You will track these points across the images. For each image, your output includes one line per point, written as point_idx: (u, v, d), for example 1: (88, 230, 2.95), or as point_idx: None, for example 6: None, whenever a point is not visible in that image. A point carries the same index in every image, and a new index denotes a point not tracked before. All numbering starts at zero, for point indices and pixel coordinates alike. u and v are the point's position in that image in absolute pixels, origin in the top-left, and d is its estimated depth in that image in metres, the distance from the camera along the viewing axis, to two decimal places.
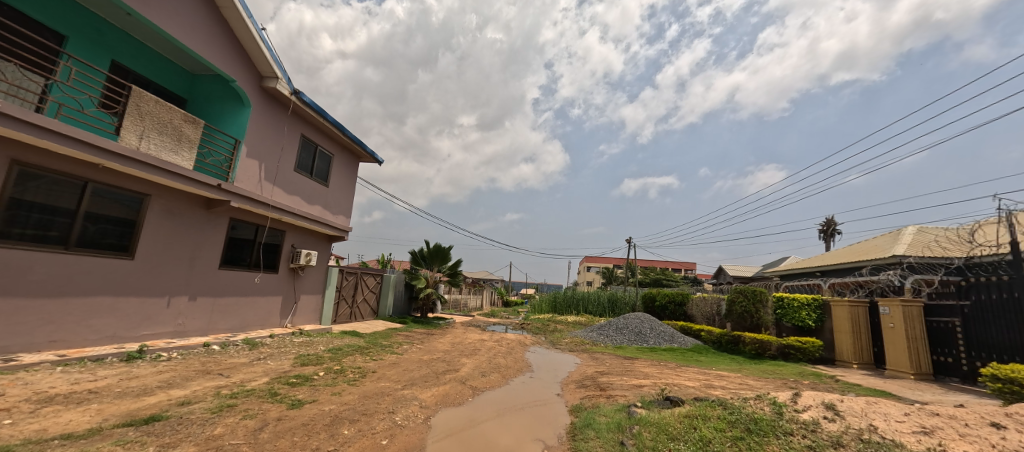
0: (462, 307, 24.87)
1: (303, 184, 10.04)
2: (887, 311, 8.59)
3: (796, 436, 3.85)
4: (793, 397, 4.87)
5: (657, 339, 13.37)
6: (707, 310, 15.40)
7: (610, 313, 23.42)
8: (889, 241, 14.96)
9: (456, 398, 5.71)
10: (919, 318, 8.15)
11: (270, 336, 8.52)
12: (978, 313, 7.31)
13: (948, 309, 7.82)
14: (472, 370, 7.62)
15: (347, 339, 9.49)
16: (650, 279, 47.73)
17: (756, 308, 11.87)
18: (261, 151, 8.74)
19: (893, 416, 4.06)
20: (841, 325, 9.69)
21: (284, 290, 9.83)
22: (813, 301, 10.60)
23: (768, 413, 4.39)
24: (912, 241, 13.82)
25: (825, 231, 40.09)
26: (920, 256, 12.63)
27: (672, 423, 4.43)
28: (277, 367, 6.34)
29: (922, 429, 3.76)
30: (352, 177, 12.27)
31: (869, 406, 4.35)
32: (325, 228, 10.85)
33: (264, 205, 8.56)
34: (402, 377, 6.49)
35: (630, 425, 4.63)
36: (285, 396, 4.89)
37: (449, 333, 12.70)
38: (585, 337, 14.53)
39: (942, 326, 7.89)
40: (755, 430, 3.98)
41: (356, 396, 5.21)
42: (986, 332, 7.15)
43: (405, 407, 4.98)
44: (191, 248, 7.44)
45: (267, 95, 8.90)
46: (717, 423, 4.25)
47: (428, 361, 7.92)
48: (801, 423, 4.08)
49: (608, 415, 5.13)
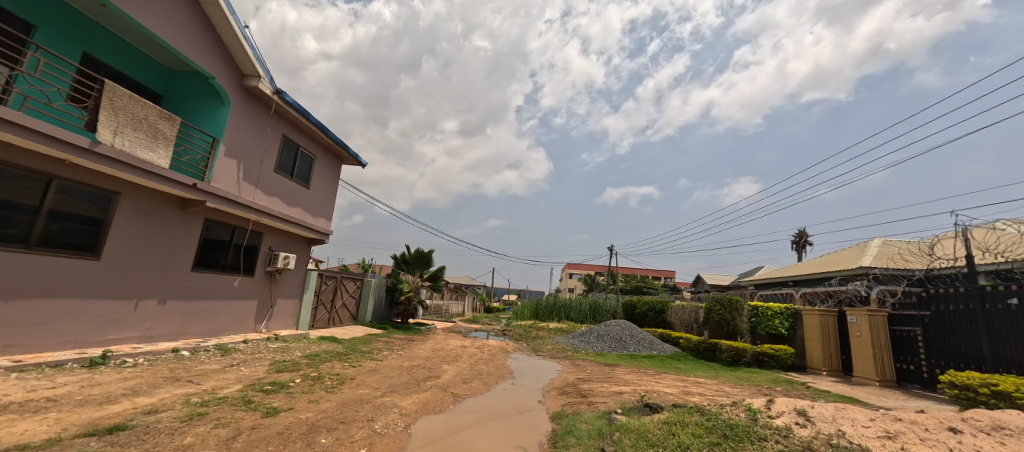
0: (443, 313, 24.63)
1: (283, 185, 9.81)
2: (854, 320, 8.92)
3: (769, 441, 3.97)
4: (767, 403, 5.00)
5: (637, 346, 13.53)
6: (686, 318, 15.74)
7: (592, 320, 23.71)
8: (856, 252, 15.68)
9: (437, 406, 5.64)
10: (884, 327, 8.50)
11: (244, 342, 8.25)
12: (938, 322, 7.68)
13: (910, 318, 8.19)
14: (454, 377, 7.54)
15: (325, 345, 9.31)
16: (631, 288, 48.51)
17: (732, 316, 12.23)
18: (240, 150, 8.49)
19: (859, 421, 4.22)
20: (811, 333, 10.03)
21: (260, 294, 9.54)
22: (786, 309, 10.97)
23: (743, 419, 4.51)
24: (877, 253, 14.52)
25: (796, 244, 41.59)
26: (885, 268, 13.25)
27: (651, 429, 4.49)
28: (251, 374, 6.13)
29: (886, 433, 3.93)
30: (334, 180, 12.05)
31: (838, 411, 4.52)
32: (305, 232, 10.60)
33: (240, 206, 8.28)
34: (382, 384, 6.37)
35: (611, 432, 4.66)
36: (259, 404, 4.74)
37: (431, 339, 12.58)
38: (566, 344, 14.64)
39: (904, 334, 8.25)
40: (730, 435, 4.09)
41: (334, 404, 5.08)
42: (946, 340, 7.51)
43: (384, 415, 4.90)
44: (163, 249, 7.16)
45: (248, 94, 8.69)
46: (695, 429, 4.34)
47: (408, 368, 7.79)
48: (774, 428, 4.21)
49: (589, 421, 5.17)
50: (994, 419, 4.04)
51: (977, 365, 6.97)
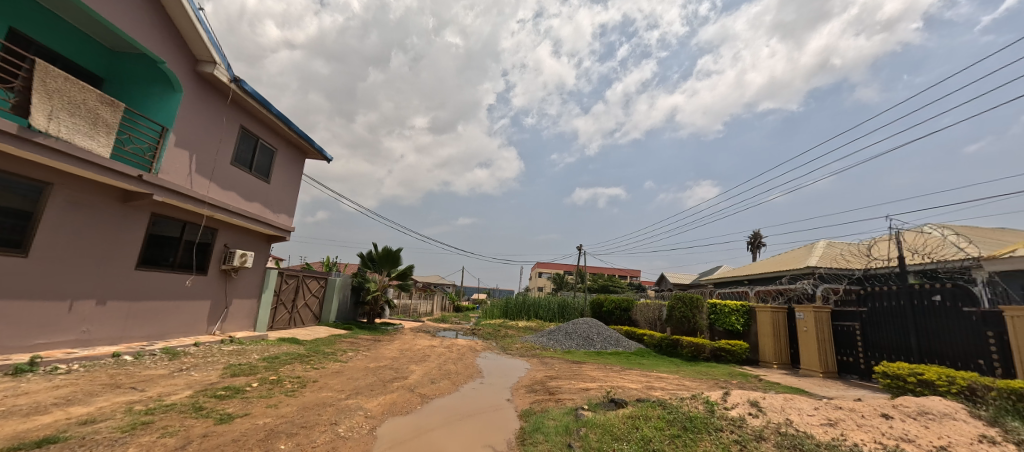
0: (411, 313, 24.19)
1: (241, 179, 9.28)
2: (801, 316, 9.50)
3: (725, 431, 4.15)
4: (723, 396, 5.23)
5: (604, 344, 13.82)
6: (650, 316, 16.24)
7: (560, 318, 23.99)
8: (804, 253, 16.74)
9: (404, 407, 5.51)
10: (827, 322, 9.10)
11: (194, 345, 7.75)
12: (873, 318, 8.31)
13: (850, 314, 8.81)
14: (421, 377, 7.41)
15: (284, 347, 8.90)
16: (598, 286, 49.57)
17: (693, 313, 12.73)
18: (193, 141, 7.96)
19: (805, 410, 4.49)
20: (763, 329, 10.59)
21: (213, 294, 9.00)
22: (742, 306, 11.52)
23: (702, 411, 4.69)
24: (823, 253, 15.55)
25: (751, 244, 43.86)
26: (829, 267, 14.21)
27: (616, 424, 4.58)
28: (203, 379, 5.77)
29: (828, 421, 4.20)
30: (297, 174, 11.54)
31: (787, 402, 4.79)
32: (265, 228, 10.08)
33: (192, 200, 7.76)
34: (346, 386, 6.15)
35: (578, 428, 4.72)
36: (212, 410, 4.46)
37: (397, 339, 12.32)
38: (535, 342, 14.74)
39: (845, 329, 8.86)
40: (690, 427, 4.24)
41: (294, 408, 4.86)
42: (881, 334, 8.12)
43: (349, 418, 4.74)
44: (102, 246, 6.60)
45: (203, 81, 8.16)
46: (657, 422, 4.47)
47: (374, 369, 7.57)
48: (729, 419, 4.40)
49: (557, 418, 5.21)
50: (920, 404, 4.42)
51: (905, 356, 7.59)
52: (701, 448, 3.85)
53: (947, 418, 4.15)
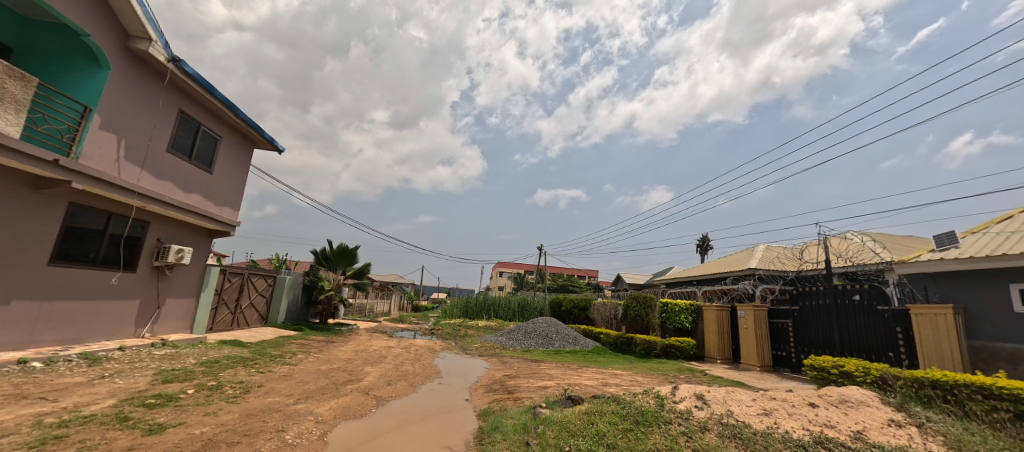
0: (367, 313, 23.40)
1: (178, 168, 8.54)
2: (743, 314, 10.13)
3: (673, 424, 4.33)
4: (672, 390, 5.46)
5: (562, 342, 14.05)
6: (607, 314, 16.73)
7: (519, 318, 24.12)
8: (747, 255, 17.91)
9: (358, 410, 5.30)
10: (765, 320, 9.77)
11: (119, 349, 7.04)
12: (803, 315, 9.01)
13: (784, 312, 9.51)
14: (377, 379, 7.17)
15: (225, 349, 8.31)
16: (557, 286, 50.43)
17: (646, 312, 13.26)
18: (122, 124, 7.22)
19: (744, 401, 4.79)
20: (709, 326, 11.18)
21: (143, 293, 8.22)
22: (690, 305, 12.10)
23: (652, 405, 4.87)
24: (763, 256, 16.71)
25: (700, 247, 46.31)
26: (768, 269, 15.29)
27: (573, 420, 4.66)
28: (129, 386, 5.25)
29: (764, 411, 4.49)
30: (244, 164, 10.80)
31: (728, 394, 5.08)
32: (206, 222, 9.34)
33: (119, 190, 7.04)
34: (295, 390, 5.82)
35: (535, 425, 4.75)
36: (139, 421, 4.05)
37: (352, 340, 11.86)
38: (494, 341, 14.73)
39: (780, 326, 9.56)
40: (641, 421, 4.39)
41: (236, 415, 4.53)
42: (809, 330, 8.83)
43: (297, 424, 4.48)
44: (5, 238, 5.83)
45: (135, 58, 7.44)
46: (611, 417, 4.59)
47: (326, 371, 7.23)
48: (677, 412, 4.60)
49: (516, 417, 5.22)
50: (841, 393, 4.83)
51: (829, 350, 8.30)
52: (652, 440, 4.00)
53: (863, 405, 4.58)
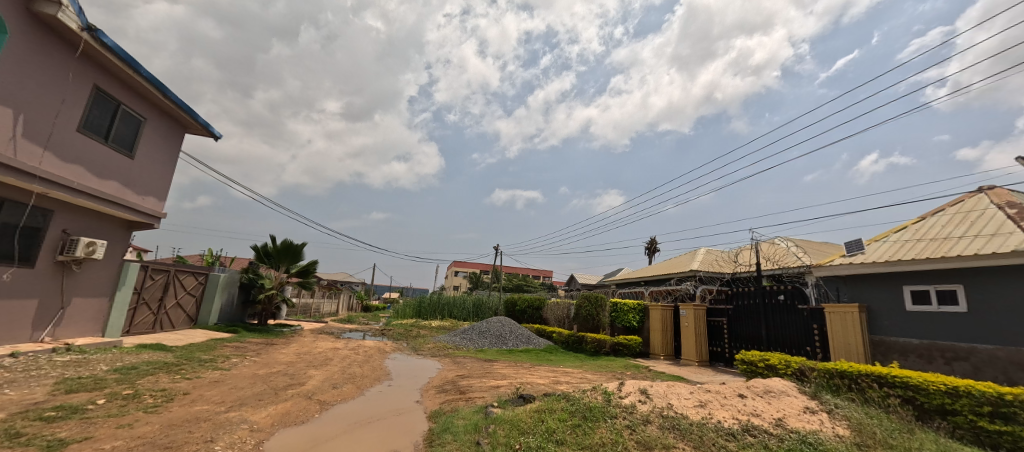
0: (313, 313, 22.30)
1: (91, 150, 7.67)
2: (684, 313, 10.79)
3: (619, 418, 4.54)
4: (618, 386, 5.71)
5: (516, 341, 14.20)
6: (560, 314, 17.13)
7: (474, 317, 24.05)
8: (690, 258, 19.06)
9: (299, 416, 5.05)
10: (703, 318, 10.46)
11: (14, 356, 6.20)
12: (736, 314, 9.74)
13: (719, 311, 10.23)
14: (321, 382, 6.86)
15: (148, 354, 7.58)
16: (513, 286, 50.82)
17: (597, 311, 13.74)
18: (20, 98, 6.38)
19: (682, 394, 5.11)
20: (654, 325, 11.81)
21: (43, 291, 7.30)
22: (638, 305, 12.72)
23: (600, 401, 5.07)
24: (704, 259, 17.86)
25: (648, 249, 48.58)
26: (708, 271, 16.37)
27: (523, 419, 4.74)
28: (25, 398, 4.64)
29: (699, 403, 4.83)
30: (173, 150, 9.91)
31: (668, 388, 5.40)
32: (125, 213, 8.47)
33: (15, 172, 6.20)
34: (228, 397, 5.44)
35: (486, 425, 4.79)
36: (37, 437, 3.61)
37: (295, 342, 11.26)
38: (447, 341, 14.61)
39: (716, 323, 10.26)
40: (589, 416, 4.56)
41: (157, 427, 4.16)
42: (741, 327, 9.56)
43: (229, 433, 4.19)
44: None
45: (40, 25, 6.60)
46: (560, 414, 4.72)
47: (264, 376, 6.81)
48: (622, 407, 4.83)
49: (467, 417, 5.22)
50: (766, 384, 5.30)
51: (757, 345, 9.04)
52: (598, 434, 4.17)
53: (784, 394, 5.05)
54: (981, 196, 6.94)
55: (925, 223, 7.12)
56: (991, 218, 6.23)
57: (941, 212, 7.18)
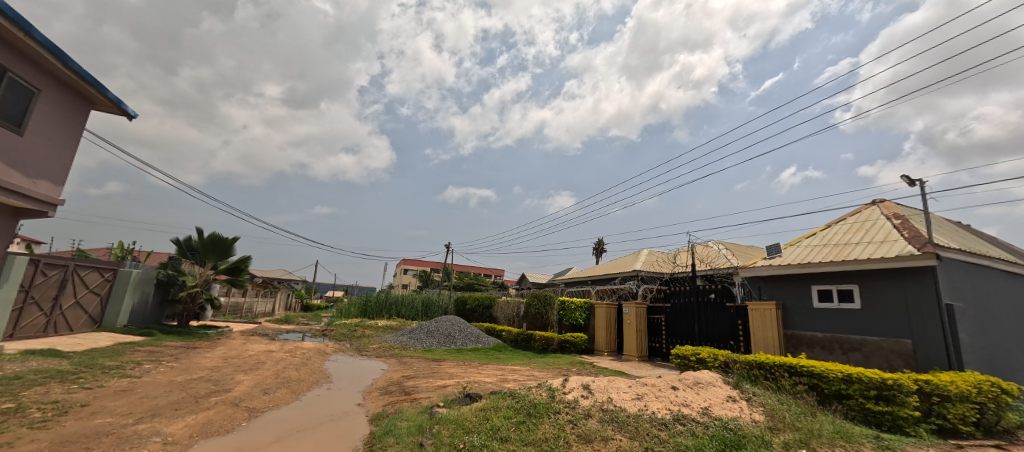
0: (244, 313, 20.72)
1: None
2: (627, 311, 11.32)
3: (561, 413, 4.67)
4: (563, 382, 5.87)
5: (465, 340, 14.12)
6: (510, 312, 17.28)
7: (423, 316, 23.60)
8: (634, 258, 20.00)
9: (223, 425, 4.68)
10: (644, 316, 11.04)
11: None
12: (672, 311, 10.37)
13: (658, 308, 10.85)
14: (252, 388, 6.40)
15: (40, 362, 6.64)
16: (464, 284, 50.49)
17: (546, 310, 14.03)
18: None
19: (622, 388, 5.37)
20: (599, 322, 12.27)
21: None
22: (584, 303, 13.15)
23: (544, 397, 5.19)
24: (647, 259, 18.83)
25: (597, 249, 50.30)
26: (650, 271, 17.27)
27: (468, 418, 4.73)
28: None
29: (636, 396, 5.10)
30: (76, 128, 8.76)
31: (609, 383, 5.64)
32: (11, 197, 7.34)
33: None
34: (140, 407, 4.91)
35: (430, 426, 4.72)
36: None
37: (223, 345, 10.41)
38: (393, 341, 14.22)
39: (655, 320, 10.84)
40: (533, 413, 4.65)
41: (46, 445, 3.67)
42: (677, 324, 10.20)
43: (137, 448, 3.79)
44: None
45: None
46: (505, 412, 4.77)
47: (185, 383, 6.22)
48: (565, 402, 4.98)
49: (410, 418, 5.11)
50: (695, 376, 5.71)
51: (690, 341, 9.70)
52: (542, 430, 4.26)
53: (711, 385, 5.46)
54: (874, 208, 7.92)
55: (830, 230, 8.01)
56: (881, 227, 7.15)
57: (843, 220, 8.12)
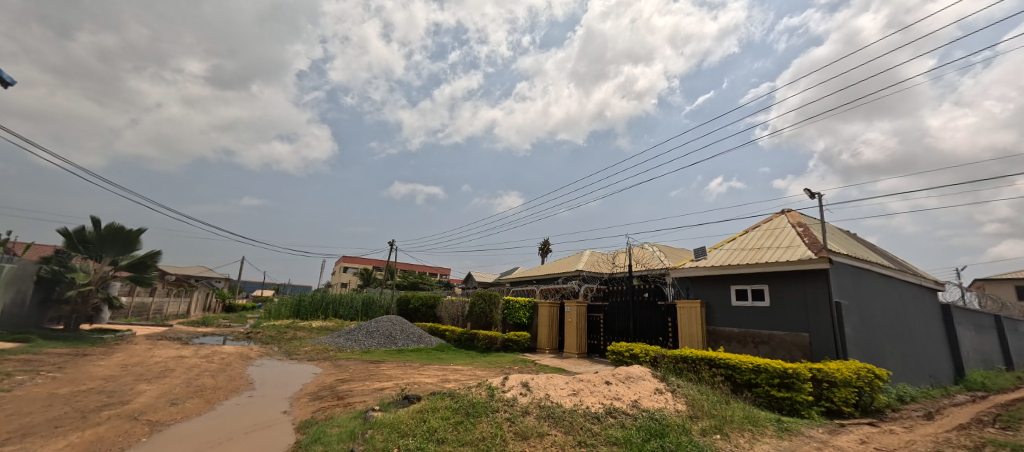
0: (151, 316, 18.51)
1: None
2: (568, 309, 11.67)
3: (500, 411, 4.70)
4: (503, 380, 5.91)
5: (406, 341, 13.73)
6: (454, 312, 17.10)
7: (363, 316, 22.62)
8: (576, 258, 20.66)
9: (118, 443, 4.14)
10: (584, 314, 11.44)
11: None
12: (610, 309, 10.84)
13: (597, 307, 11.30)
14: (158, 399, 5.73)
15: None
16: (408, 283, 49.17)
17: (490, 309, 14.05)
18: None
19: (559, 385, 5.51)
20: (542, 321, 12.53)
21: None
22: (528, 302, 13.36)
23: (483, 396, 5.18)
24: (588, 260, 19.53)
25: (543, 249, 51.32)
26: (591, 271, 17.93)
27: (404, 421, 4.59)
28: None
29: (572, 391, 5.26)
30: None
31: (547, 380, 5.77)
32: None
33: None
34: (8, 427, 4.19)
35: (364, 431, 4.52)
36: None
37: (124, 351, 9.22)
38: (328, 343, 13.48)
39: (594, 318, 11.28)
40: (471, 412, 4.63)
41: None
42: (613, 321, 10.68)
43: None
44: None
45: None
46: (443, 413, 4.70)
47: (71, 396, 5.42)
48: (503, 400, 5.01)
49: (342, 424, 4.86)
50: (627, 371, 6.01)
51: (626, 337, 10.20)
52: (479, 429, 4.25)
53: (641, 379, 5.79)
54: (783, 216, 8.85)
55: (747, 235, 8.82)
56: (788, 233, 8.01)
57: (757, 226, 8.98)
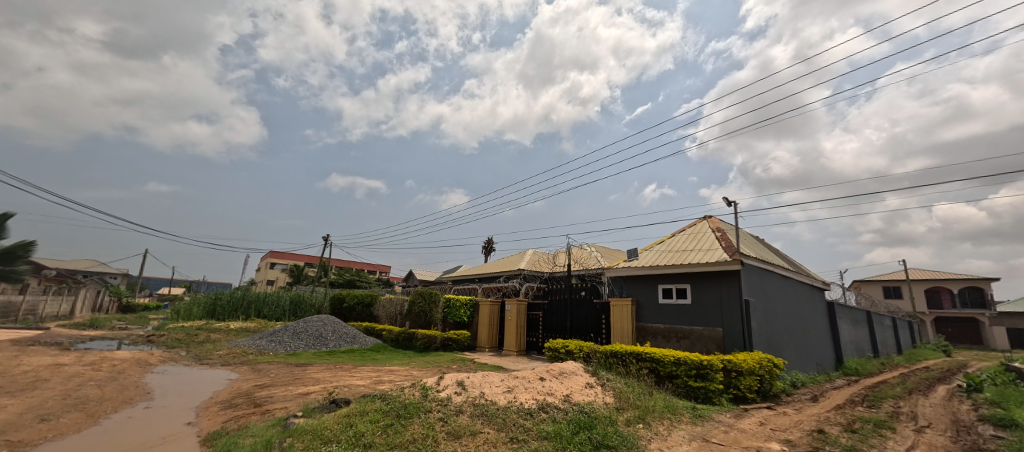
0: (21, 318, 15.71)
1: None
2: (509, 307, 11.76)
3: (432, 412, 4.59)
4: (437, 380, 5.80)
5: (337, 341, 13.00)
6: (391, 311, 16.50)
7: (291, 316, 21.07)
8: (518, 258, 20.90)
9: None
10: (524, 312, 11.61)
11: None
12: (548, 308, 11.09)
13: (536, 305, 11.51)
14: (23, 416, 4.86)
15: None
16: (343, 281, 46.70)
17: (430, 307, 13.76)
18: None
19: (494, 382, 5.52)
20: (482, 319, 12.51)
21: None
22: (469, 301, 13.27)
23: (416, 397, 5.04)
24: (530, 259, 19.84)
25: (486, 248, 51.32)
26: (531, 271, 18.23)
27: (329, 426, 4.32)
28: None
29: (507, 389, 5.30)
30: None
31: (482, 378, 5.76)
32: None
33: None
34: None
35: (282, 439, 4.19)
36: None
37: None
38: (248, 346, 12.36)
39: (533, 316, 11.48)
40: (402, 414, 4.48)
41: None
42: (551, 319, 10.93)
43: None
44: None
45: None
46: (372, 416, 4.49)
47: None
48: (437, 400, 4.91)
49: (258, 434, 4.47)
50: (561, 366, 6.19)
51: (562, 334, 10.50)
52: (410, 431, 4.12)
53: (573, 374, 5.98)
54: (705, 222, 9.63)
55: (674, 238, 9.48)
56: (708, 237, 8.73)
57: (683, 230, 9.68)
